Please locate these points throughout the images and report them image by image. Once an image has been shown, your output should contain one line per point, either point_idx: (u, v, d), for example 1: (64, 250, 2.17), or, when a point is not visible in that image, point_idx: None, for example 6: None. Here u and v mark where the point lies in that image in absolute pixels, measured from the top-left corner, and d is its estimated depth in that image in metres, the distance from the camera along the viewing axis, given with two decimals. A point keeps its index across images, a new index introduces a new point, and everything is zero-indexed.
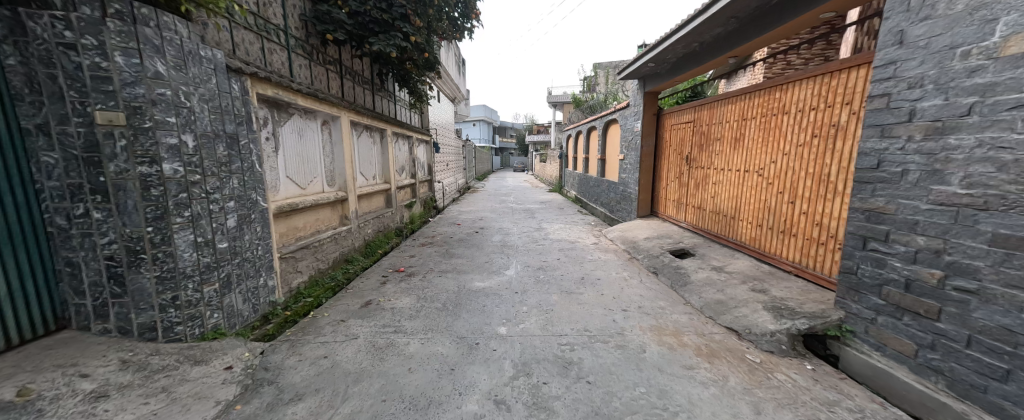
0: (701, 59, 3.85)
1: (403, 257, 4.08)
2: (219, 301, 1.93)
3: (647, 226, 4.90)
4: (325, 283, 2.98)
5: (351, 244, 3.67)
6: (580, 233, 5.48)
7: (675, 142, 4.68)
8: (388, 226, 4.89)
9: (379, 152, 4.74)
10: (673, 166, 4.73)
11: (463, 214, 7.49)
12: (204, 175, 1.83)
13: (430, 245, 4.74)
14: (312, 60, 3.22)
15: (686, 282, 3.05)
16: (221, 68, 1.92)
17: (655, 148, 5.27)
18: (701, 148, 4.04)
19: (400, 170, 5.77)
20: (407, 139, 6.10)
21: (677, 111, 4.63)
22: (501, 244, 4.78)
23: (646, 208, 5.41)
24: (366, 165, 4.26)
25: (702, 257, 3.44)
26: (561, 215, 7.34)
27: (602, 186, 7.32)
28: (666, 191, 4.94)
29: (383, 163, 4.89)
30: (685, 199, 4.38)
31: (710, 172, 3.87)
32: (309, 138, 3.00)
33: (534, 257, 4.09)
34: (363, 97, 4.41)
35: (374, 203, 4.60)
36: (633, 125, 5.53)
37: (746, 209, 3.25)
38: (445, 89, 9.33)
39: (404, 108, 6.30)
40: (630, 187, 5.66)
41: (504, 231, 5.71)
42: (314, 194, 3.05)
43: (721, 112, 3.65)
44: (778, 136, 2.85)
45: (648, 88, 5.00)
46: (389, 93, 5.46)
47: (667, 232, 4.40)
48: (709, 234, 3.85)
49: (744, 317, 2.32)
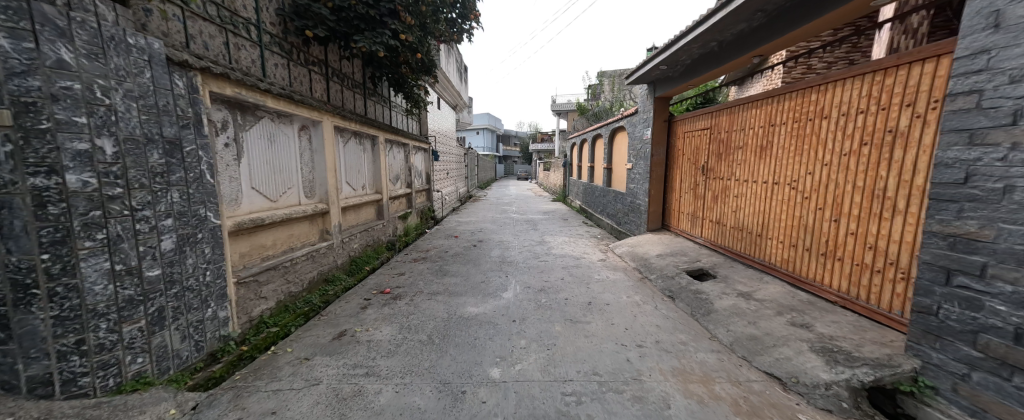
0: (719, 60, 3.52)
1: (392, 276, 3.71)
2: (143, 341, 1.57)
3: (659, 241, 4.50)
4: (296, 309, 2.61)
5: (333, 261, 3.32)
6: (586, 247, 5.09)
7: (689, 150, 4.34)
8: (379, 240, 4.54)
9: (370, 160, 4.43)
10: (687, 176, 4.37)
11: (462, 225, 7.13)
12: (128, 188, 1.50)
13: (423, 261, 4.37)
14: (292, 59, 2.93)
15: (709, 310, 2.65)
16: (158, 59, 1.61)
17: (667, 157, 4.92)
18: (719, 157, 3.69)
19: (394, 179, 5.46)
20: (402, 146, 5.81)
21: (691, 117, 4.30)
22: (500, 260, 4.41)
23: (656, 221, 5.03)
24: (354, 174, 3.94)
25: (725, 280, 3.03)
26: (565, 227, 6.94)
27: (608, 197, 6.94)
28: (679, 203, 4.56)
29: (375, 172, 4.57)
30: (701, 212, 4.02)
31: (730, 184, 3.51)
32: (283, 144, 2.68)
33: (536, 276, 3.71)
34: (352, 102, 4.12)
35: (364, 215, 4.27)
36: (642, 132, 5.19)
37: (775, 226, 2.88)
38: (446, 96, 9.11)
39: (400, 114, 6.02)
40: (639, 198, 5.28)
41: (504, 245, 5.32)
42: (288, 207, 2.72)
43: (743, 118, 3.30)
44: (815, 144, 2.49)
45: (659, 92, 4.68)
46: (383, 98, 5.19)
47: (683, 249, 4.00)
48: (730, 253, 3.47)
49: (787, 361, 1.91)
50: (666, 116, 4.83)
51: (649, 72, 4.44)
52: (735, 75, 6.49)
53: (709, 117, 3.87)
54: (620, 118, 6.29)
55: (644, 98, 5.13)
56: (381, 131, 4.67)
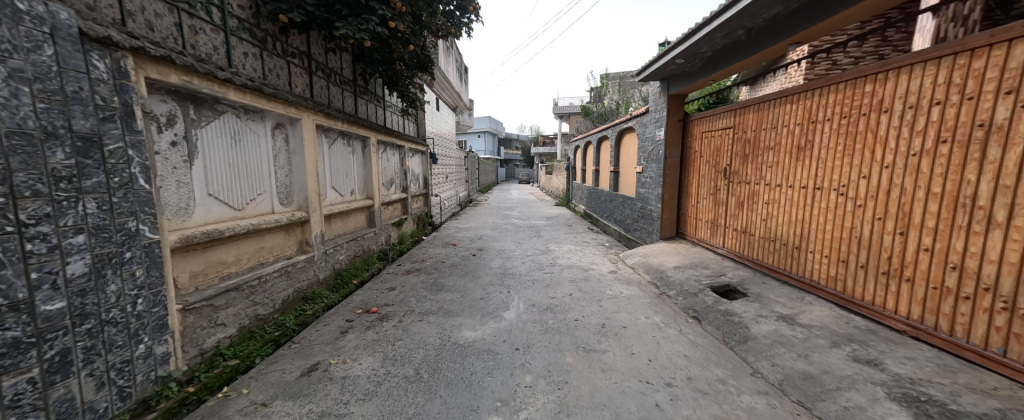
0: (744, 51, 3.16)
1: (381, 291, 3.34)
2: (36, 396, 1.18)
3: (675, 251, 4.11)
4: (264, 335, 2.25)
5: (314, 275, 2.97)
6: (595, 257, 4.70)
7: (707, 152, 3.97)
8: (369, 249, 4.19)
9: (360, 163, 4.09)
10: (705, 180, 4.00)
11: (461, 232, 6.75)
12: (13, 196, 1.12)
13: (417, 273, 3.99)
14: (265, 49, 2.60)
15: (746, 337, 2.26)
16: (66, 33, 1.26)
17: (681, 159, 4.55)
18: (744, 159, 3.32)
19: (388, 184, 5.12)
20: (397, 148, 5.48)
21: (710, 115, 3.94)
22: (501, 272, 4.04)
23: (670, 229, 4.65)
24: (341, 178, 3.60)
25: (759, 300, 2.64)
26: (570, 234, 6.55)
27: (615, 202, 6.57)
28: (697, 209, 4.19)
29: (366, 176, 4.23)
30: (723, 220, 3.64)
31: (758, 189, 3.14)
32: (251, 144, 2.34)
33: (541, 292, 3.33)
34: (340, 100, 3.80)
35: (353, 223, 3.92)
36: (654, 133, 4.84)
37: (817, 238, 2.51)
38: (445, 97, 8.82)
39: (396, 114, 5.71)
40: (651, 204, 4.91)
41: (505, 254, 4.94)
42: (257, 216, 2.37)
43: (773, 115, 2.94)
44: (870, 143, 2.12)
45: (673, 90, 4.33)
46: (376, 97, 4.87)
47: (704, 260, 3.61)
48: (760, 266, 3.08)
49: (860, 411, 1.51)
50: (680, 115, 4.47)
51: (663, 68, 4.09)
52: (749, 73, 6.15)
53: (732, 115, 3.51)
54: (628, 118, 5.95)
55: (656, 96, 4.78)
56: (373, 131, 4.34)
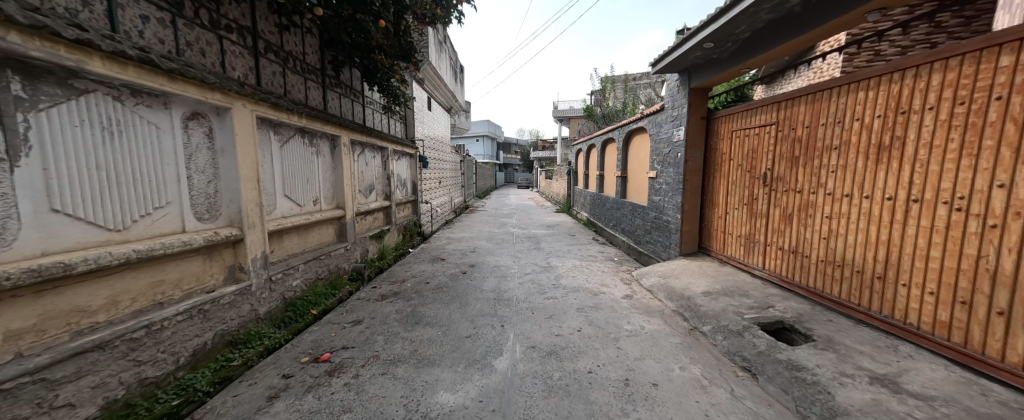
0: (797, 28, 2.53)
1: (342, 326, 2.66)
2: None
3: (701, 272, 3.46)
4: (149, 410, 1.56)
5: (252, 309, 2.32)
6: (604, 277, 4.03)
7: (739, 154, 3.36)
8: (338, 269, 3.53)
9: (327, 167, 3.45)
10: (737, 187, 3.38)
11: (452, 244, 6.07)
12: None
13: (393, 298, 3.31)
14: (179, 14, 1.96)
15: (832, 409, 1.58)
16: None
17: (704, 163, 3.94)
18: (793, 162, 2.70)
19: (367, 191, 4.48)
20: (378, 150, 4.85)
21: (741, 111, 3.33)
22: (495, 296, 3.39)
23: (691, 243, 4.02)
24: (298, 184, 2.96)
25: (834, 349, 1.97)
26: (574, 246, 5.88)
27: (624, 210, 5.95)
28: (726, 221, 3.56)
29: (336, 182, 3.61)
30: (763, 236, 3.01)
31: (812, 200, 2.51)
32: (142, 138, 1.70)
33: (544, 328, 2.68)
34: (299, 90, 3.15)
35: (317, 238, 3.26)
36: (671, 133, 4.22)
37: (915, 266, 1.86)
38: (437, 96, 8.21)
39: (378, 112, 5.08)
40: (668, 214, 4.28)
41: (501, 273, 4.26)
42: (153, 238, 1.72)
43: (836, 106, 2.32)
44: (1011, 138, 1.49)
45: (695, 82, 3.71)
46: (352, 91, 4.24)
47: (741, 286, 2.96)
48: (821, 298, 2.43)
49: None
50: (702, 112, 3.86)
51: (685, 55, 3.47)
52: (771, 69, 5.57)
53: (775, 109, 2.89)
54: (638, 118, 5.34)
55: (675, 91, 4.16)
56: (346, 129, 3.73)
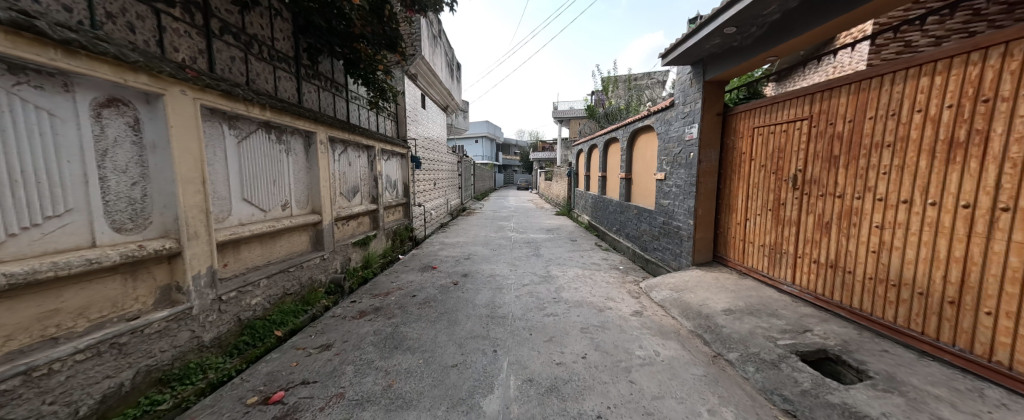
0: (841, 5, 2.15)
1: (307, 353, 2.27)
2: None
3: (719, 285, 3.09)
4: None
5: (194, 336, 1.94)
6: (610, 289, 3.65)
7: (762, 154, 3.00)
8: (313, 281, 3.15)
9: (299, 167, 3.07)
10: (760, 190, 3.02)
11: (446, 250, 5.71)
12: None
13: (372, 316, 2.92)
14: None
15: None
16: None
17: (720, 164, 3.58)
18: (831, 162, 2.33)
19: (350, 193, 4.11)
20: (364, 149, 4.49)
21: (764, 106, 2.98)
22: (488, 313, 3.02)
23: (705, 252, 3.66)
24: (260, 186, 2.58)
25: (900, 391, 1.58)
26: (576, 252, 5.50)
27: (629, 214, 5.60)
28: (746, 229, 3.20)
29: (311, 183, 3.24)
30: (793, 247, 2.65)
31: (856, 206, 2.15)
32: (27, 129, 1.32)
33: (543, 354, 2.30)
34: (265, 80, 2.78)
35: (287, 246, 2.89)
36: (683, 131, 3.86)
37: (1007, 291, 1.49)
38: (432, 94, 7.86)
39: (364, 108, 4.72)
40: (679, 219, 3.91)
41: (496, 284, 3.88)
42: (41, 257, 1.34)
43: (889, 97, 1.96)
44: None
45: (713, 74, 3.34)
46: (333, 84, 3.88)
47: (767, 304, 2.59)
48: (869, 322, 2.06)
49: None
50: (718, 108, 3.50)
51: (703, 43, 3.09)
52: (786, 64, 5.24)
53: (807, 102, 2.53)
54: (645, 116, 4.99)
55: (687, 85, 3.79)
56: (324, 126, 3.36)
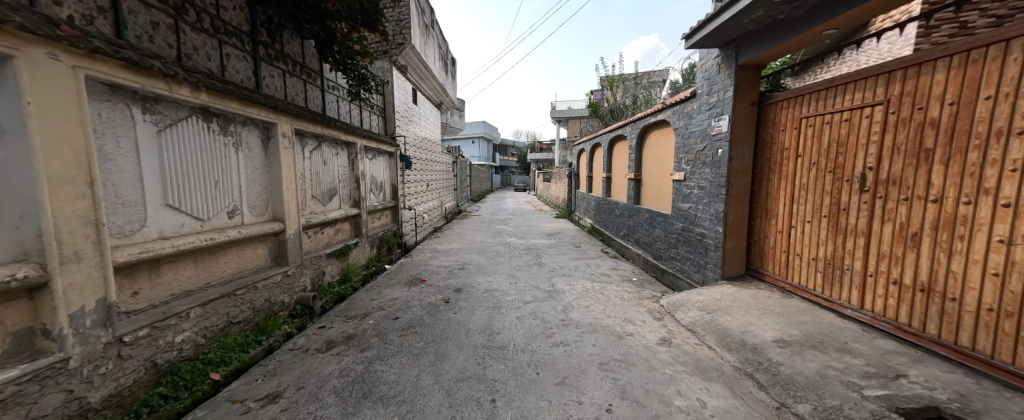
0: None
1: (244, 409, 1.70)
2: None
3: (761, 307, 2.58)
4: None
5: (72, 399, 1.39)
6: (627, 309, 3.13)
7: (812, 150, 2.50)
8: (273, 304, 2.60)
9: (254, 165, 2.52)
10: (809, 193, 2.52)
11: (438, 258, 5.17)
12: None
13: (342, 348, 2.36)
14: None
15: None
16: None
17: (753, 162, 3.09)
18: (920, 157, 1.83)
19: (326, 197, 3.56)
20: (343, 146, 3.94)
21: (815, 92, 2.48)
22: (485, 342, 2.49)
23: (736, 264, 3.17)
24: (194, 188, 2.04)
25: None
26: (582, 261, 4.97)
27: (641, 219, 5.10)
28: (790, 239, 2.70)
29: (271, 185, 2.69)
30: (859, 263, 2.15)
31: (963, 214, 1.65)
32: None
33: (556, 405, 1.77)
34: (207, 56, 2.24)
35: (235, 263, 2.34)
36: (708, 124, 3.36)
37: None
38: (424, 89, 7.33)
39: (344, 100, 4.18)
40: (705, 226, 3.40)
41: (494, 301, 3.35)
42: None
43: (1020, 67, 1.45)
44: None
45: (749, 56, 2.84)
46: (303, 69, 3.33)
47: (833, 335, 2.08)
48: (990, 367, 1.56)
49: None
50: (752, 96, 3.01)
51: (742, 17, 2.59)
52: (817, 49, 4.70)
53: (881, 83, 2.03)
54: (658, 110, 4.49)
55: (713, 71, 3.30)
56: (291, 118, 2.84)
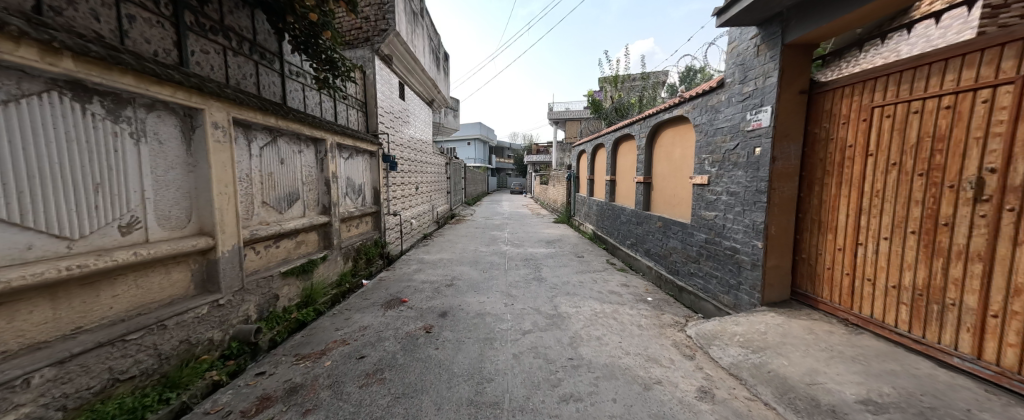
0: None
1: None
2: None
3: (825, 348, 2.02)
4: None
5: None
6: (648, 342, 2.55)
7: (890, 147, 1.97)
8: (194, 345, 1.99)
9: (169, 162, 1.92)
10: (887, 202, 1.98)
11: (424, 272, 4.55)
12: None
13: (278, 410, 1.74)
14: None
15: None
16: None
17: (802, 163, 2.54)
18: None
19: (283, 203, 2.95)
20: (308, 142, 3.33)
21: (896, 73, 1.94)
22: (472, 396, 1.89)
23: (779, 287, 2.62)
24: (52, 193, 1.42)
25: None
26: (587, 276, 4.39)
27: (653, 227, 4.54)
28: (856, 259, 2.16)
29: (197, 190, 2.08)
30: (975, 297, 1.61)
31: None
32: None
33: None
34: (93, 14, 1.63)
35: (135, 293, 1.73)
36: (742, 118, 2.82)
37: None
38: (412, 84, 6.74)
39: (312, 89, 3.59)
40: (740, 240, 2.84)
41: (485, 331, 2.75)
42: None
43: None
44: None
45: (802, 32, 2.28)
46: (253, 47, 2.73)
47: (945, 398, 1.52)
48: None
49: None
50: (802, 83, 2.47)
51: None
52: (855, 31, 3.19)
53: (1009, 55, 1.49)
54: (674, 104, 3.97)
55: (749, 54, 2.75)
56: (228, 104, 2.24)
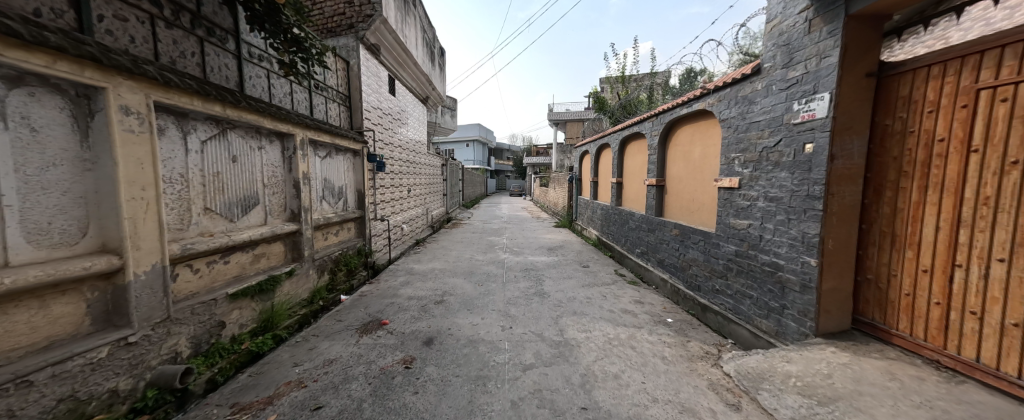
0: None
1: None
2: None
3: (921, 404, 1.53)
4: None
5: None
6: (678, 383, 2.06)
7: (1005, 141, 1.49)
8: (84, 403, 1.48)
9: (49, 157, 1.43)
10: (1002, 213, 1.51)
11: (412, 286, 4.05)
12: None
13: None
14: None
15: None
16: None
17: (867, 162, 2.07)
18: None
19: (235, 208, 2.45)
20: (272, 137, 2.85)
21: (1012, 43, 1.47)
22: None
23: (838, 314, 2.14)
24: None
25: None
26: (595, 291, 3.90)
27: (669, 235, 4.06)
28: (952, 285, 1.68)
29: (98, 195, 1.59)
30: None
31: None
32: None
33: None
34: None
35: None
36: (788, 109, 2.35)
37: None
38: (404, 79, 6.27)
39: (280, 77, 3.12)
40: (786, 255, 2.36)
41: (478, 367, 2.26)
42: None
43: None
44: None
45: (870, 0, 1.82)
46: (196, 20, 2.25)
47: None
48: None
49: None
50: (866, 65, 2.01)
51: None
52: None
53: None
54: (694, 97, 3.51)
55: (795, 32, 2.29)
56: (148, 86, 1.75)
